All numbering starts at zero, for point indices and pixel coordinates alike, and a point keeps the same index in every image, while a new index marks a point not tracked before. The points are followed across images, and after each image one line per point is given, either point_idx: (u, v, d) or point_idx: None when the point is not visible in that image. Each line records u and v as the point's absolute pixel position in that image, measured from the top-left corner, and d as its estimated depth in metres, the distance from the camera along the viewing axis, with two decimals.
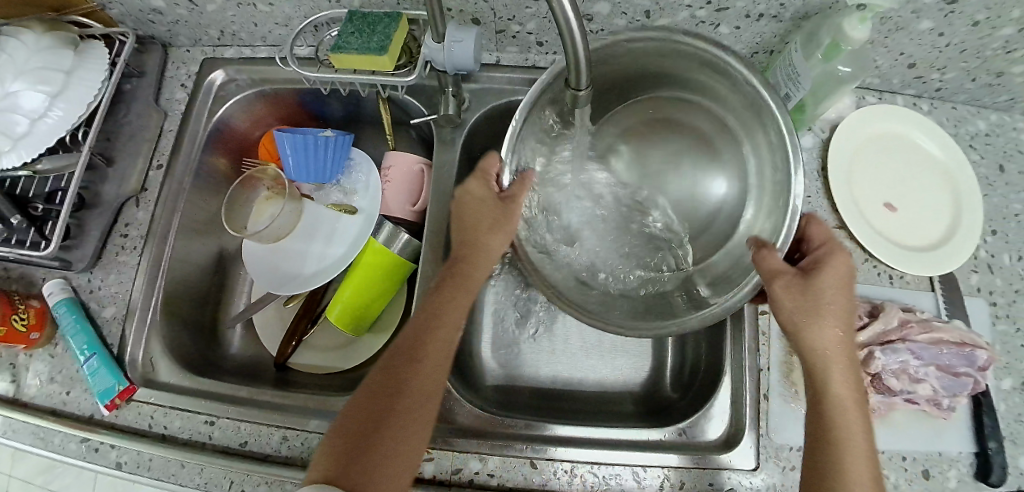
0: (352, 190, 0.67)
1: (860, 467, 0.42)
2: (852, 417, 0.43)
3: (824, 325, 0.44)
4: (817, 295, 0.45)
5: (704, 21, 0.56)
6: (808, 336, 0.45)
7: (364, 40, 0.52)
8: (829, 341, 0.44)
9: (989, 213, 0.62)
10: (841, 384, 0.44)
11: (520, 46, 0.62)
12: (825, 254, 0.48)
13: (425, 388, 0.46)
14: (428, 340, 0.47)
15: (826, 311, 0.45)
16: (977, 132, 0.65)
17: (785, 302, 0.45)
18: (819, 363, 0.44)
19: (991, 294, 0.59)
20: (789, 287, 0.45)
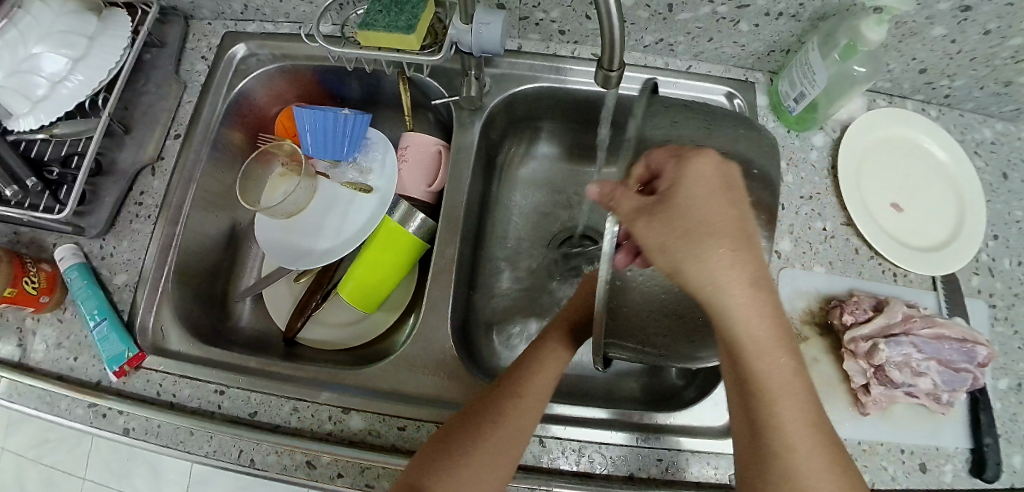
0: (367, 169, 0.68)
1: (793, 422, 0.35)
2: (778, 365, 0.35)
3: (716, 251, 0.33)
4: (673, 223, 0.34)
5: (725, 17, 0.58)
6: (692, 269, 0.33)
7: (393, 19, 0.53)
8: (715, 276, 0.33)
9: (991, 218, 0.64)
10: (751, 333, 0.34)
11: (542, 34, 0.63)
12: (675, 170, 0.35)
13: (520, 420, 0.45)
14: (534, 371, 0.48)
15: (694, 239, 0.33)
16: (982, 139, 0.67)
17: (655, 242, 0.34)
18: (702, 309, 0.34)
19: (991, 297, 0.61)
20: (646, 227, 0.34)
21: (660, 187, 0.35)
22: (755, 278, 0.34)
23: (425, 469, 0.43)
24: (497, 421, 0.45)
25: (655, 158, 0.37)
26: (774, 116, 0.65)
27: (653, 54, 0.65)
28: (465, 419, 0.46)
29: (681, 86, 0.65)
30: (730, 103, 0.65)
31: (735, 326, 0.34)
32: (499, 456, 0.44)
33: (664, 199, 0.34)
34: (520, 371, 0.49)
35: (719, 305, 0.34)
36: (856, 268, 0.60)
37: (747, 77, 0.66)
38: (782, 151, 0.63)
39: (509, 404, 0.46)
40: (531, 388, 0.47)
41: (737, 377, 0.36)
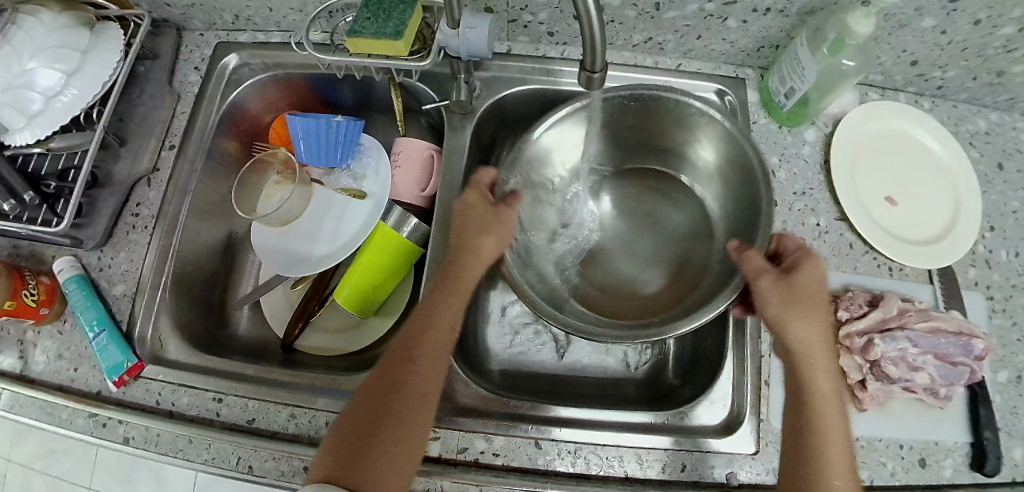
0: (361, 175, 0.68)
1: (840, 459, 0.44)
2: (829, 409, 0.46)
3: (813, 319, 0.47)
4: (802, 290, 0.47)
5: (713, 15, 0.57)
6: (793, 333, 0.47)
7: (380, 25, 0.53)
8: (801, 339, 0.47)
9: (987, 209, 0.64)
10: (824, 379, 0.46)
11: (531, 36, 0.63)
12: (802, 257, 0.50)
13: (416, 394, 0.47)
14: (424, 331, 0.50)
15: (807, 305, 0.47)
16: (977, 130, 0.67)
17: (767, 305, 0.47)
18: (800, 358, 0.47)
19: (989, 289, 0.60)
20: (770, 283, 0.48)
21: (786, 263, 0.50)
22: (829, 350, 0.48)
23: (347, 465, 0.43)
24: (404, 397, 0.46)
25: (785, 244, 0.53)
26: (766, 113, 0.64)
27: (643, 53, 0.65)
28: (367, 404, 0.47)
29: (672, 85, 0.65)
30: (721, 100, 0.65)
31: (818, 376, 0.47)
32: (415, 427, 0.46)
33: (789, 272, 0.49)
34: (407, 341, 0.50)
35: (811, 359, 0.47)
36: (851, 263, 0.59)
37: (738, 74, 0.66)
38: (774, 147, 0.63)
39: (402, 376, 0.47)
40: (427, 355, 0.48)
41: (797, 414, 0.47)
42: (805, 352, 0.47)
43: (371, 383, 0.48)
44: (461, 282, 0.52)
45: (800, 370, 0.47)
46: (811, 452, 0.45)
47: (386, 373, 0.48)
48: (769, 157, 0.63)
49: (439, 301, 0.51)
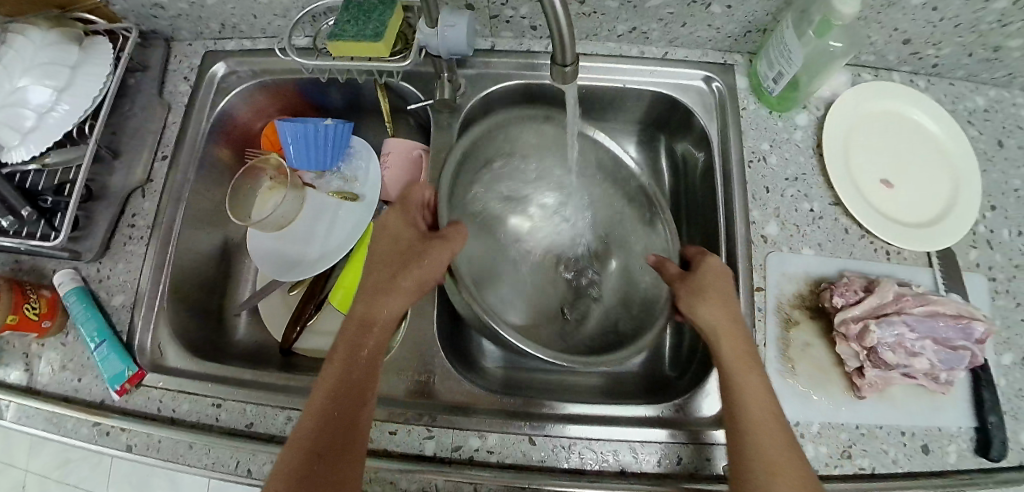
0: (352, 177, 0.68)
1: (771, 425, 0.45)
2: (746, 376, 0.47)
3: (711, 305, 0.51)
4: (715, 285, 0.52)
5: (695, 1, 0.57)
6: (700, 320, 0.51)
7: (361, 27, 0.53)
8: (708, 319, 0.50)
9: (988, 188, 0.62)
10: (734, 353, 0.49)
11: (514, 31, 0.62)
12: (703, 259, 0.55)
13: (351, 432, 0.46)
14: (346, 385, 0.48)
15: (705, 293, 0.52)
16: (976, 107, 0.65)
17: (681, 298, 0.53)
18: (713, 338, 0.50)
19: (991, 270, 0.59)
20: (681, 286, 0.53)
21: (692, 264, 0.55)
22: (733, 317, 0.51)
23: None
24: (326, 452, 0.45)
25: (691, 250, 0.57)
26: (756, 99, 0.63)
27: (628, 43, 0.65)
28: (285, 466, 0.44)
29: (658, 74, 0.64)
30: (709, 87, 0.64)
31: (727, 362, 0.48)
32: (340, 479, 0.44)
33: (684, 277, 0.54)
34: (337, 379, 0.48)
35: (715, 345, 0.49)
36: (846, 248, 0.58)
37: (725, 60, 0.65)
38: (765, 133, 0.62)
39: (314, 433, 0.45)
40: (351, 403, 0.47)
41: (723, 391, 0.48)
42: (710, 336, 0.50)
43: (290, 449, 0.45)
44: (382, 326, 0.51)
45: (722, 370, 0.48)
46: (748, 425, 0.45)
47: (317, 412, 0.47)
48: (760, 143, 0.62)
49: (364, 330, 0.51)
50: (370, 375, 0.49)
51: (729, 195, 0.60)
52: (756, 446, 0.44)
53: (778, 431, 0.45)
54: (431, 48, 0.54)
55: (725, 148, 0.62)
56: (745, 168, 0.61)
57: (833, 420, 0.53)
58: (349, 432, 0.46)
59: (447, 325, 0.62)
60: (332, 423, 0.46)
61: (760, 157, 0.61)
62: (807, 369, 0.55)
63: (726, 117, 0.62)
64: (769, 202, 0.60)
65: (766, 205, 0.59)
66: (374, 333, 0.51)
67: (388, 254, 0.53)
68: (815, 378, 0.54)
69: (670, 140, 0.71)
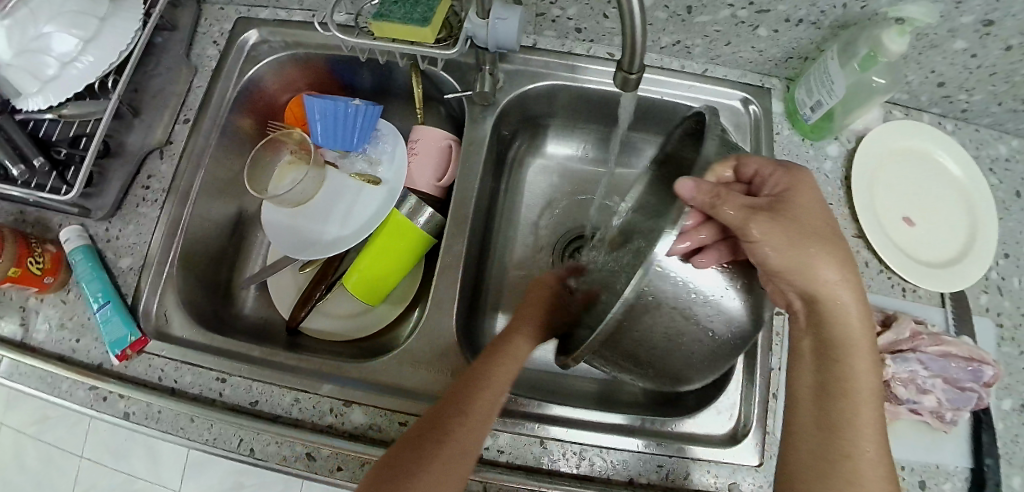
0: (377, 160, 0.66)
1: (869, 392, 0.42)
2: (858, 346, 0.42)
3: (820, 252, 0.42)
4: (799, 223, 0.42)
5: (744, 22, 0.57)
6: (801, 263, 0.41)
7: (407, 10, 0.52)
8: (818, 278, 0.42)
9: (1004, 236, 0.65)
10: (848, 315, 0.43)
11: (558, 31, 0.61)
12: (787, 179, 0.45)
13: (468, 433, 0.44)
14: (497, 367, 0.49)
15: (812, 240, 0.42)
16: (997, 156, 0.68)
17: (775, 243, 0.41)
18: (820, 293, 0.42)
19: (999, 315, 0.62)
20: (769, 218, 0.42)
21: (771, 191, 0.45)
22: (841, 261, 0.43)
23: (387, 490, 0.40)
24: (462, 421, 0.44)
25: (751, 165, 0.46)
26: (789, 125, 0.63)
27: (669, 56, 0.64)
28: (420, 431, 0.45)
29: (697, 90, 0.63)
30: (745, 108, 0.63)
31: (836, 319, 0.43)
32: (464, 451, 0.43)
33: (775, 204, 0.43)
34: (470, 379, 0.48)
35: (826, 297, 0.43)
36: (864, 281, 0.59)
37: (763, 83, 0.64)
38: (796, 160, 0.61)
39: (454, 400, 0.46)
40: (485, 398, 0.46)
41: (821, 352, 0.44)
42: (826, 290, 0.42)
43: (429, 416, 0.46)
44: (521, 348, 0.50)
45: (828, 330, 0.43)
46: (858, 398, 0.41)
47: (439, 407, 0.46)
48: None
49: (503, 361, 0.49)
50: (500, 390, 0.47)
51: None
52: (847, 417, 0.41)
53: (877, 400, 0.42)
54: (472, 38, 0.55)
55: None
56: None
57: None
58: (472, 425, 0.45)
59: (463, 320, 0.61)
60: (468, 396, 0.46)
61: None
62: None
63: (761, 137, 0.61)
64: None
65: None
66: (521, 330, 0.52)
67: (538, 300, 0.55)
68: None
69: None
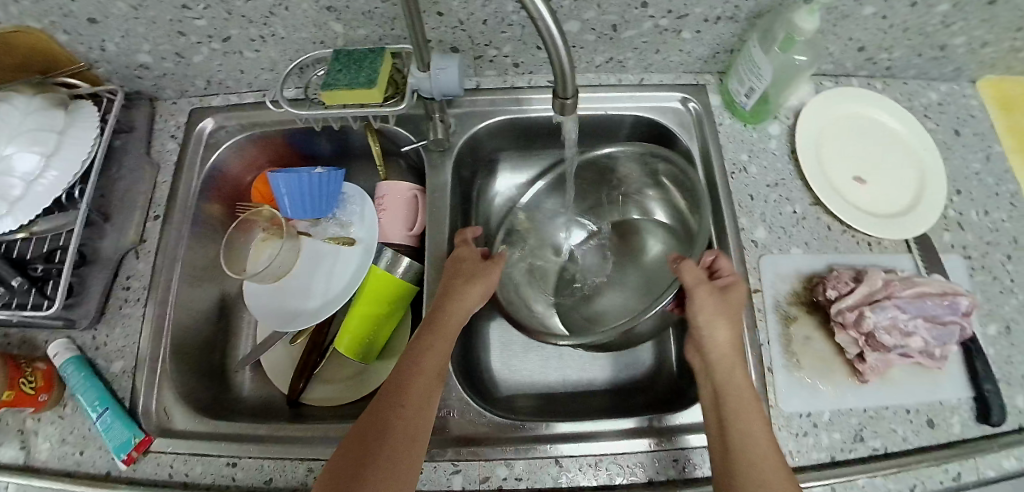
0: (348, 223, 0.67)
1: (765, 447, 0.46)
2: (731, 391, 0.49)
3: (725, 327, 0.52)
4: (728, 306, 0.53)
5: (667, 29, 0.60)
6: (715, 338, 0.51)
7: (353, 76, 0.56)
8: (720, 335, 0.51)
9: (954, 174, 0.68)
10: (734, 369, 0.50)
11: (498, 69, 0.64)
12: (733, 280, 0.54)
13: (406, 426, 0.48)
14: (427, 344, 0.52)
15: (723, 316, 0.52)
16: (930, 103, 0.72)
17: (705, 310, 0.52)
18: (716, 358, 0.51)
19: (965, 249, 0.65)
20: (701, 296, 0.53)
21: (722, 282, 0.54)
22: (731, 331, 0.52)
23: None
24: (401, 412, 0.48)
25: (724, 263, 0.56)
26: (729, 113, 0.66)
27: (606, 72, 0.66)
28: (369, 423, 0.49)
29: (636, 98, 0.66)
30: (685, 107, 0.66)
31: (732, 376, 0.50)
32: (414, 427, 0.48)
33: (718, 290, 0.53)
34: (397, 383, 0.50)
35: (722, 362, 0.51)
36: (832, 244, 0.61)
37: (697, 81, 0.67)
38: (743, 145, 0.64)
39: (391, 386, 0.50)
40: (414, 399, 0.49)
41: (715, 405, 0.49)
42: (720, 354, 0.51)
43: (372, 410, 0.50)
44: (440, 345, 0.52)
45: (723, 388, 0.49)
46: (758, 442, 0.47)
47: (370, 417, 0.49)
48: (739, 154, 0.63)
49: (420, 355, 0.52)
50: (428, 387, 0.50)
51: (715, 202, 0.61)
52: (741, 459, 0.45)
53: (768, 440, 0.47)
54: (421, 89, 0.57)
55: (706, 163, 0.63)
56: (728, 180, 0.62)
57: (842, 407, 0.57)
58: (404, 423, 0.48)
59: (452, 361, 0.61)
60: (404, 384, 0.50)
61: (741, 168, 0.62)
62: (812, 362, 0.57)
63: (705, 131, 0.64)
64: (755, 209, 0.61)
65: (752, 212, 0.61)
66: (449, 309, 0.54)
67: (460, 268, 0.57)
68: (819, 369, 0.57)
69: None
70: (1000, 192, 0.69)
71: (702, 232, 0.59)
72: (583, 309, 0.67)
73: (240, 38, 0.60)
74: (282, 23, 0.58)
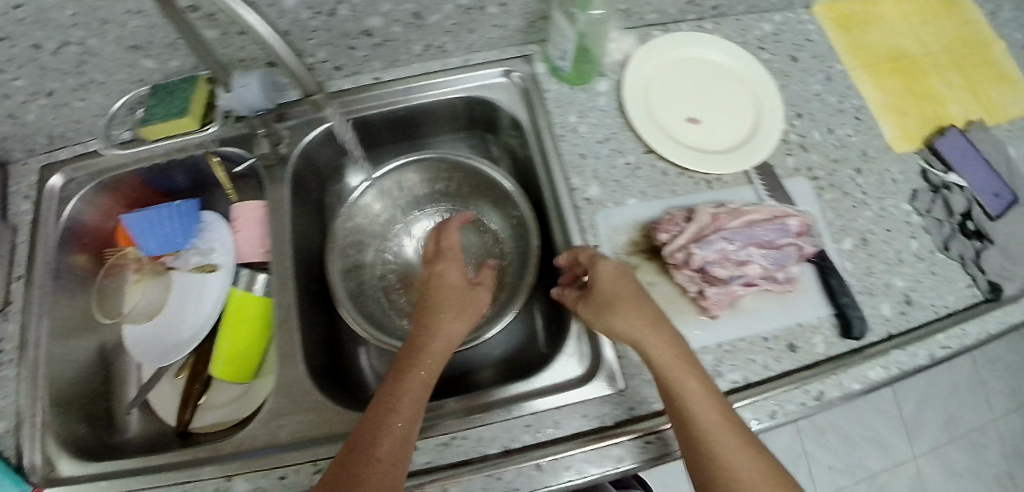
0: (208, 250, 0.67)
1: (726, 428, 0.44)
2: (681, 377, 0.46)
3: (637, 317, 0.49)
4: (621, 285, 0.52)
5: (471, 7, 0.59)
6: (624, 331, 0.49)
7: (166, 108, 0.58)
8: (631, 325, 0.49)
9: (795, 99, 0.68)
10: (662, 360, 0.47)
11: (321, 75, 0.65)
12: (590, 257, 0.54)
13: (396, 446, 0.43)
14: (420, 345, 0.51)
15: (631, 301, 0.50)
16: (765, 34, 0.71)
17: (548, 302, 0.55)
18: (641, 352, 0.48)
19: (810, 171, 0.65)
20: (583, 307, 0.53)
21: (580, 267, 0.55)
22: (655, 319, 0.49)
23: None
24: (397, 432, 0.44)
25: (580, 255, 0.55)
26: (557, 79, 0.65)
27: (430, 60, 0.66)
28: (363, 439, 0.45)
29: (462, 82, 0.66)
30: (510, 79, 0.66)
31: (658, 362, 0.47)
32: (401, 451, 0.43)
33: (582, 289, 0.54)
34: (377, 409, 0.46)
35: (648, 355, 0.48)
36: (668, 189, 0.61)
37: (522, 52, 0.67)
38: (571, 107, 0.64)
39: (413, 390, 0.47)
40: (406, 411, 0.46)
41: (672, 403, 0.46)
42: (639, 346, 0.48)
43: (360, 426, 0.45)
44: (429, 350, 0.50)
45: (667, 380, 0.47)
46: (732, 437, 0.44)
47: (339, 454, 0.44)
48: (567, 117, 0.64)
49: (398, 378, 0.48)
50: (416, 398, 0.47)
51: (548, 168, 0.62)
52: (719, 463, 0.43)
53: (729, 418, 0.45)
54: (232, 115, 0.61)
55: (534, 132, 0.64)
56: (557, 143, 0.62)
57: (695, 346, 0.57)
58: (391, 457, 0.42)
59: (317, 367, 0.62)
60: (388, 412, 0.45)
61: (570, 129, 0.63)
62: (658, 305, 0.58)
63: (531, 101, 0.65)
64: (586, 168, 0.62)
65: (583, 171, 0.61)
66: (429, 343, 0.50)
67: (448, 296, 0.54)
68: (667, 312, 0.57)
69: (492, 139, 0.73)
70: (844, 109, 0.69)
71: (528, 212, 0.63)
72: (434, 302, 0.68)
73: (62, 91, 0.60)
74: (97, 69, 0.58)
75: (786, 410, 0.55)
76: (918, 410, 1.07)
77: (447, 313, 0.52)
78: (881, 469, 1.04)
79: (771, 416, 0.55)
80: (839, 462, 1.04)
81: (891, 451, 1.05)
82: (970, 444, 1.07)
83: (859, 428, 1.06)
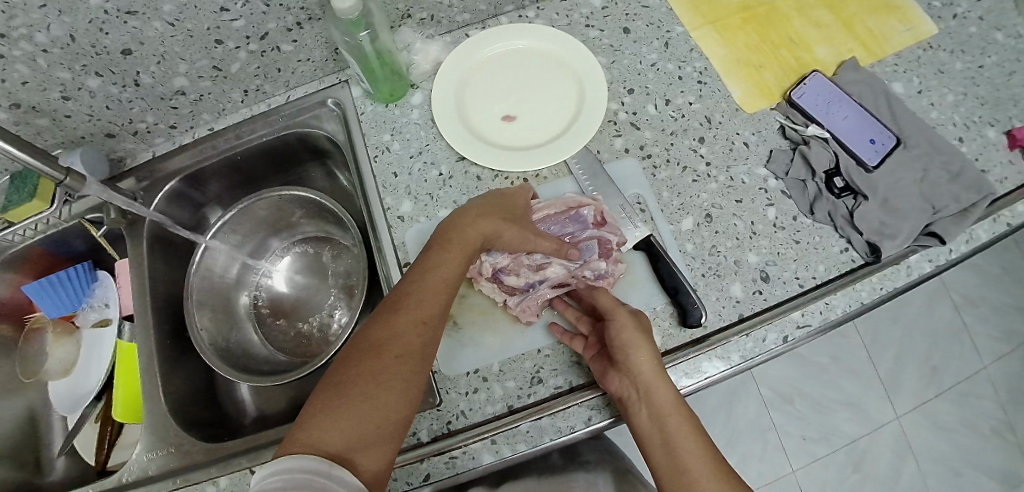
0: (104, 305, 0.74)
1: (698, 450, 0.45)
2: (667, 403, 0.46)
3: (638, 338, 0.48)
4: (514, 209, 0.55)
5: (265, 50, 0.61)
6: (632, 360, 0.47)
7: (18, 194, 0.63)
8: (645, 368, 0.47)
9: (624, 74, 0.64)
10: (660, 390, 0.47)
11: (163, 135, 0.69)
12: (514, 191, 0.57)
13: (397, 375, 0.45)
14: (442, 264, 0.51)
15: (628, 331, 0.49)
16: (593, 10, 0.67)
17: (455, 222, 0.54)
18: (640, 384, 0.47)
19: (641, 149, 0.61)
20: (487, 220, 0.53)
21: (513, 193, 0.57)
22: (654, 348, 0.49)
23: (314, 449, 0.40)
24: (377, 367, 0.45)
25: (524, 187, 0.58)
26: (371, 100, 0.65)
27: (256, 102, 0.69)
28: (311, 419, 0.42)
29: (290, 118, 0.69)
30: (329, 107, 0.68)
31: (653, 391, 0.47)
32: (403, 383, 0.45)
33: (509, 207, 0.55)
34: (383, 331, 0.47)
35: (650, 387, 0.47)
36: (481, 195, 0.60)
37: (340, 78, 0.68)
38: (384, 125, 0.64)
39: (433, 304, 0.49)
40: (412, 351, 0.46)
41: (652, 437, 0.47)
42: (641, 376, 0.47)
43: (364, 333, 0.48)
44: (455, 265, 0.51)
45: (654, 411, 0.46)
46: (686, 484, 0.44)
47: (336, 377, 0.45)
48: (381, 136, 0.64)
49: (414, 306, 0.48)
50: (434, 329, 0.48)
51: (365, 191, 0.62)
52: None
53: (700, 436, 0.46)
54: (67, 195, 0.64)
55: (352, 156, 0.64)
56: (371, 164, 0.63)
57: (512, 355, 0.55)
58: (402, 383, 0.45)
59: (185, 407, 0.66)
60: (399, 334, 0.47)
61: (383, 148, 0.63)
62: (474, 319, 0.57)
63: (349, 125, 0.65)
64: (399, 186, 0.61)
65: (396, 188, 0.61)
66: (450, 254, 0.51)
67: (518, 211, 0.55)
68: (482, 325, 0.57)
69: (335, 166, 0.75)
70: (683, 76, 0.64)
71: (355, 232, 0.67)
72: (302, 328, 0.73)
73: None
74: None
75: (603, 414, 0.52)
76: (895, 367, 1.08)
77: (510, 228, 0.53)
78: (861, 433, 1.05)
79: (586, 421, 0.52)
80: (812, 432, 1.05)
81: (869, 414, 1.06)
82: (959, 396, 1.07)
83: (831, 394, 1.07)
